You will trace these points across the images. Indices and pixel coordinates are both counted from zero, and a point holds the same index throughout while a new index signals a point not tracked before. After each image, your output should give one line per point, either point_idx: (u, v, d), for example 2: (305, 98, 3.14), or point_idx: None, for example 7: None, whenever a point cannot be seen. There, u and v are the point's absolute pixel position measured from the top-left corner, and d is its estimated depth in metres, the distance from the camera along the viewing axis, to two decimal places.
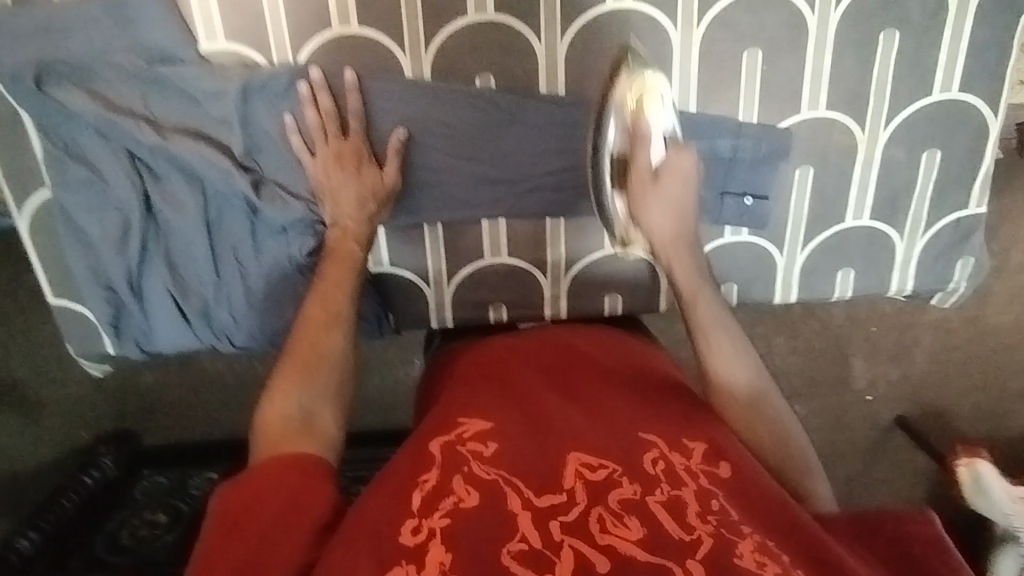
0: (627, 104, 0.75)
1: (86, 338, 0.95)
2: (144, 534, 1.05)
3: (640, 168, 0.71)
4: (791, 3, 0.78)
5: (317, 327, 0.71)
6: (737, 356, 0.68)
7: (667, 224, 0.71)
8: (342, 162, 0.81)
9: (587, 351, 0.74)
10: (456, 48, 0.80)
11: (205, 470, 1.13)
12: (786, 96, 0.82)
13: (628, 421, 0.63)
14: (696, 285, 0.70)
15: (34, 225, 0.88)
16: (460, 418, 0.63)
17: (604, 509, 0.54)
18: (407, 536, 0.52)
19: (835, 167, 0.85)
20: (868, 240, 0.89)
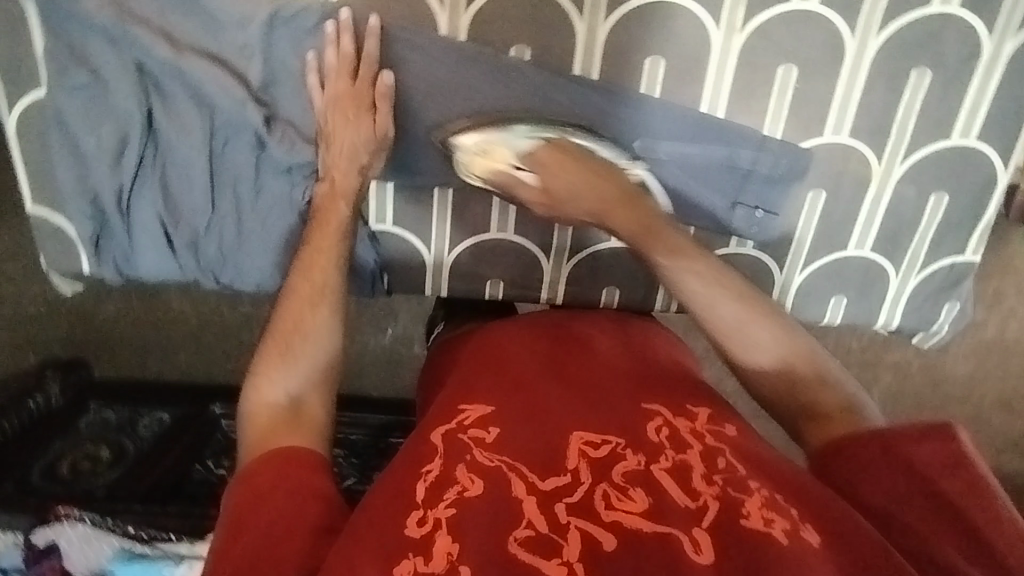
0: (477, 174, 0.82)
1: (61, 253, 0.90)
2: (85, 467, 1.04)
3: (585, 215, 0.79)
4: (833, 25, 0.78)
5: (305, 303, 0.71)
6: (767, 341, 0.69)
7: (592, 202, 0.78)
8: (343, 108, 0.78)
9: (589, 335, 0.74)
10: (495, 14, 0.78)
11: (155, 410, 1.11)
12: (811, 118, 0.82)
13: (629, 396, 0.65)
14: (691, 258, 0.74)
15: (21, 126, 0.83)
16: (461, 406, 0.64)
17: (609, 485, 0.55)
18: (413, 527, 0.52)
19: (846, 194, 0.86)
20: (865, 271, 0.91)
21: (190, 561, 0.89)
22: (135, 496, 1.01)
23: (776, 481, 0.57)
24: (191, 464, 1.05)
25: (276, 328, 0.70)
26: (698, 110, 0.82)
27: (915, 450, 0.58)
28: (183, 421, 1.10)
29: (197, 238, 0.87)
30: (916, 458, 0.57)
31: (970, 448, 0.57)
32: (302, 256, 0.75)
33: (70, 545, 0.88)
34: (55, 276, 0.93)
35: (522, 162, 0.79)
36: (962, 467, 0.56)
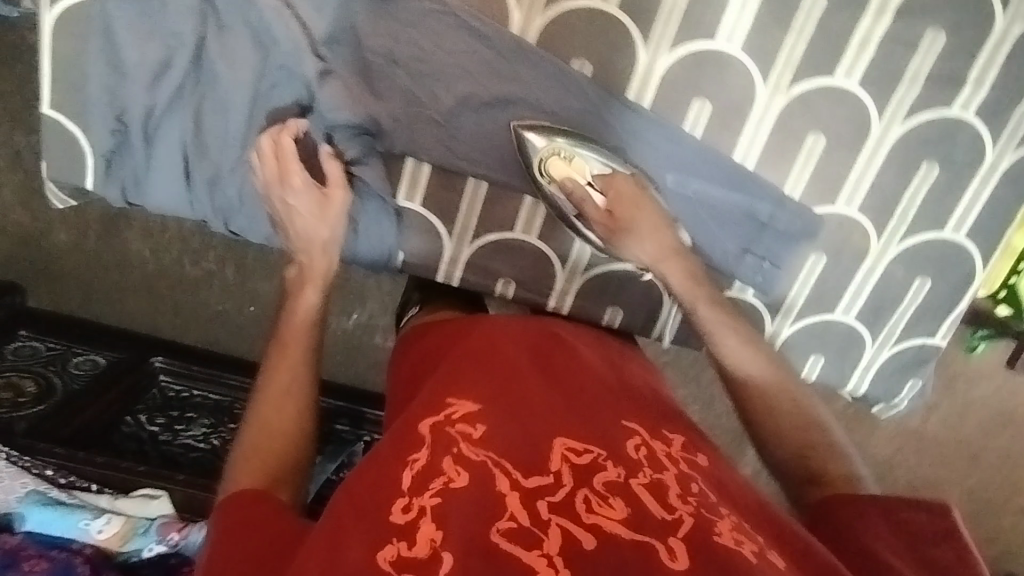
0: (548, 183, 0.85)
1: (66, 164, 0.85)
2: (7, 397, 1.02)
3: (606, 218, 0.81)
4: (865, 106, 0.85)
5: (274, 400, 0.69)
6: (749, 353, 0.73)
7: (647, 243, 0.80)
8: (287, 175, 0.76)
9: (574, 347, 0.76)
10: (566, 25, 0.81)
11: (93, 353, 1.16)
12: (828, 186, 0.89)
13: (613, 416, 0.66)
14: (694, 289, 0.78)
15: (58, 26, 0.78)
16: (449, 398, 0.64)
17: (589, 490, 0.54)
18: (397, 514, 0.52)
19: (844, 263, 0.93)
20: (846, 336, 0.97)
21: (108, 518, 0.89)
22: (57, 436, 0.97)
23: (738, 506, 0.58)
24: (122, 414, 1.05)
25: (251, 425, 0.68)
26: (731, 157, 0.87)
27: (892, 511, 0.60)
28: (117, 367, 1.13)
29: (219, 175, 0.85)
30: (900, 515, 0.60)
31: (961, 520, 0.59)
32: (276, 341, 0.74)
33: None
34: (52, 186, 0.88)
35: (598, 189, 0.82)
36: (946, 538, 0.58)
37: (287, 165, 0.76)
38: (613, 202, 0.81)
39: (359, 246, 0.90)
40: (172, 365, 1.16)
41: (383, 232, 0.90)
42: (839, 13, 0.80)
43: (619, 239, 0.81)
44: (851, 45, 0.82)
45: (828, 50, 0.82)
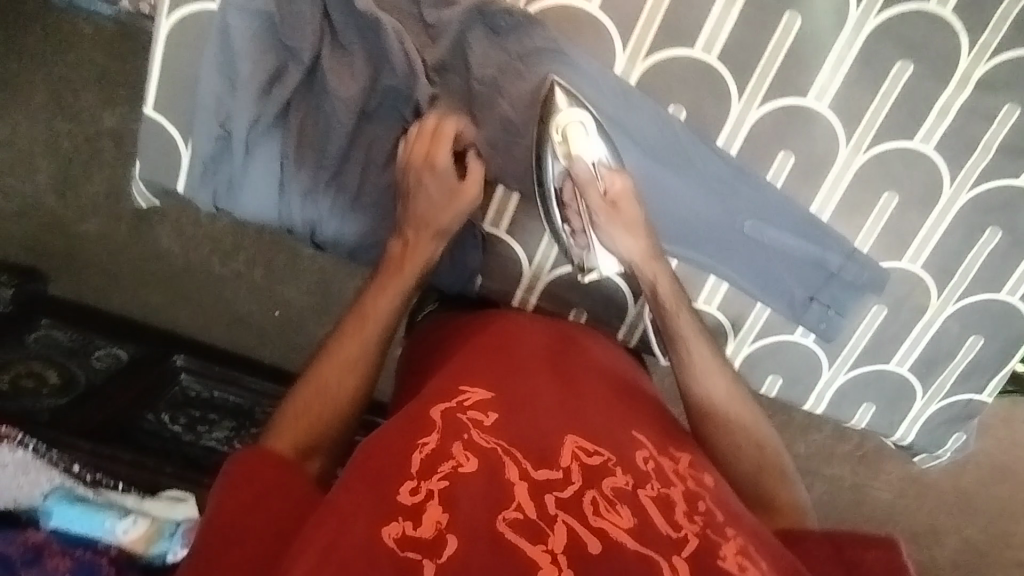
0: (557, 142, 0.81)
1: (162, 164, 0.88)
2: (29, 387, 1.05)
3: (598, 203, 0.81)
4: (939, 171, 0.89)
5: (335, 373, 0.72)
6: (716, 377, 0.81)
7: (631, 242, 0.82)
8: (428, 160, 0.79)
9: (590, 349, 0.84)
10: (667, 71, 0.84)
11: (112, 346, 1.17)
12: (897, 243, 0.92)
13: (618, 424, 0.70)
14: (676, 296, 0.82)
15: (175, 34, 0.81)
16: (462, 386, 0.69)
17: (598, 493, 0.58)
18: (405, 494, 0.56)
19: (904, 317, 0.96)
20: (899, 387, 1.01)
21: (134, 517, 0.88)
22: (80, 431, 1.00)
23: (743, 528, 0.61)
24: (144, 411, 1.09)
25: (304, 385, 0.72)
26: (808, 208, 0.90)
27: (847, 548, 0.65)
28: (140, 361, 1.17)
29: (314, 188, 0.86)
30: (853, 555, 0.65)
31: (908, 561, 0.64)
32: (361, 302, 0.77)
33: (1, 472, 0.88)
34: (141, 186, 0.91)
35: (601, 174, 0.81)
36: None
37: (437, 148, 0.79)
38: (614, 191, 0.81)
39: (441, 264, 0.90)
40: (193, 365, 1.19)
41: (466, 253, 0.91)
42: (924, 81, 0.85)
43: (606, 228, 0.82)
44: (932, 112, 0.86)
45: (909, 115, 0.86)
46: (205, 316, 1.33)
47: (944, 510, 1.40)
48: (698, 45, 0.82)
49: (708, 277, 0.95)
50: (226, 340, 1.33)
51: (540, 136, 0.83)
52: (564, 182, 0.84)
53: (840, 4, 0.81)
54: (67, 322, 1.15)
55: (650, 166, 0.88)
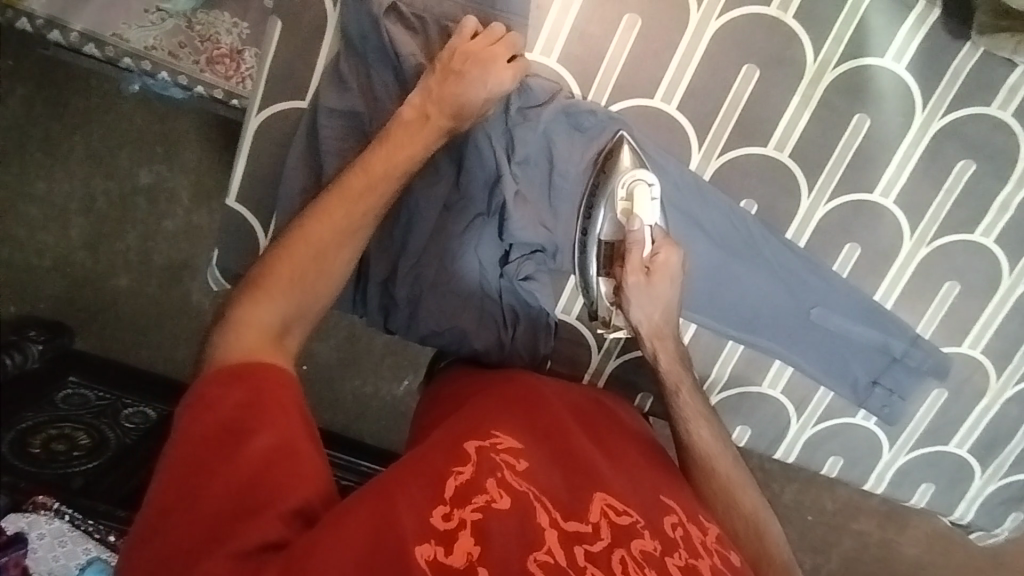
0: (620, 199, 0.83)
1: (240, 249, 0.89)
2: (61, 450, 1.06)
3: (635, 262, 0.80)
4: (1000, 261, 0.91)
5: (329, 239, 0.65)
6: (715, 448, 0.78)
7: (655, 311, 0.80)
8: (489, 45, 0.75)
9: (619, 414, 0.82)
10: (740, 167, 0.87)
11: (140, 405, 1.18)
12: (958, 328, 0.94)
13: (646, 486, 0.69)
14: (680, 376, 0.82)
15: (266, 128, 0.84)
16: (494, 430, 0.66)
17: (627, 554, 0.57)
18: (439, 519, 0.54)
19: (964, 401, 0.98)
20: (959, 468, 1.01)
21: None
22: (111, 498, 1.04)
23: None
24: None
25: (296, 230, 0.65)
26: (873, 296, 0.92)
27: None
28: (168, 420, 1.18)
29: (392, 276, 0.88)
30: None
31: None
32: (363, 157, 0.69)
33: (40, 540, 0.97)
34: (214, 271, 0.92)
35: (651, 239, 0.80)
36: None
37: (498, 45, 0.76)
38: (657, 257, 0.79)
39: (516, 348, 0.90)
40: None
41: (539, 338, 0.91)
42: (985, 178, 0.87)
43: (626, 292, 0.80)
44: (992, 208, 0.89)
45: (971, 210, 0.89)
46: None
47: (965, 568, 1.41)
48: (771, 144, 0.86)
49: (773, 362, 0.97)
50: None
51: (597, 187, 0.85)
52: (614, 240, 0.86)
53: (908, 108, 0.84)
54: (96, 380, 1.18)
55: (722, 260, 0.89)
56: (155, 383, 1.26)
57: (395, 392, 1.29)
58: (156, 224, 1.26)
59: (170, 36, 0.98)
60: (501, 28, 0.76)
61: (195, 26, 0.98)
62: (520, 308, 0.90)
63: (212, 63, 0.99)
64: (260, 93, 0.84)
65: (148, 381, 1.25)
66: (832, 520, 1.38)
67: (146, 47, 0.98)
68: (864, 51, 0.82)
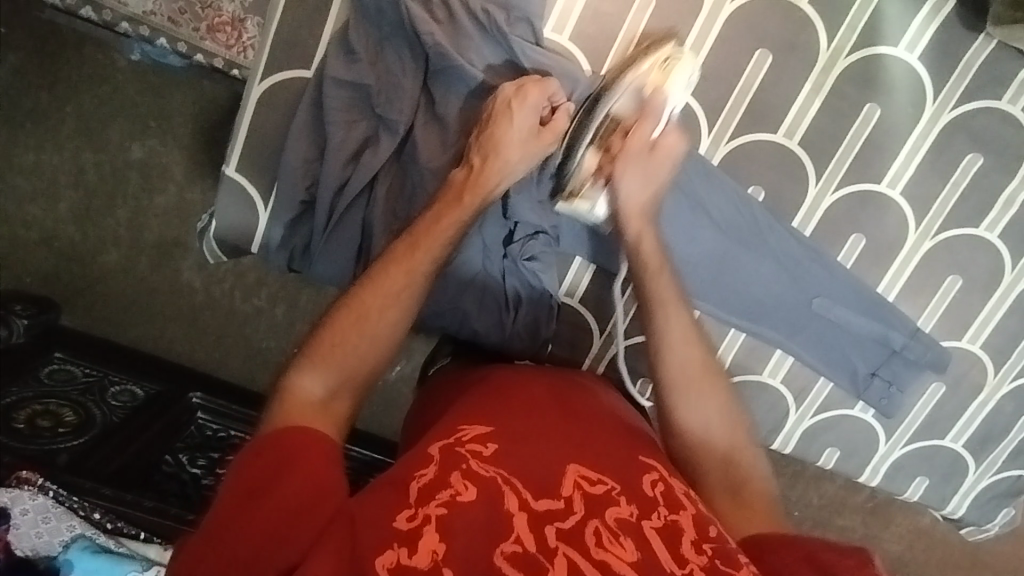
0: (649, 70, 0.78)
1: (237, 220, 0.87)
2: (46, 426, 1.02)
3: (642, 135, 0.76)
4: (1002, 256, 0.91)
5: (378, 300, 0.69)
6: (691, 341, 0.79)
7: (646, 189, 0.77)
8: (523, 94, 0.75)
9: (599, 396, 0.81)
10: (750, 152, 0.86)
11: (127, 383, 1.16)
12: (959, 322, 0.94)
13: (626, 449, 0.71)
14: (659, 263, 0.79)
15: (267, 97, 0.82)
16: (461, 424, 0.68)
17: (601, 524, 0.60)
18: (402, 521, 0.57)
19: (961, 395, 0.98)
20: (953, 462, 1.02)
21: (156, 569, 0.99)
22: (97, 476, 1.00)
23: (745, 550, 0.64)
24: (162, 453, 1.08)
25: (349, 301, 0.69)
26: (876, 288, 0.92)
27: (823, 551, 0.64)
28: (155, 400, 1.15)
29: None
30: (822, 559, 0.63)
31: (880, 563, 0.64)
32: (419, 224, 0.73)
33: (23, 516, 0.96)
34: (210, 242, 0.89)
35: (663, 121, 0.77)
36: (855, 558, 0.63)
37: (528, 86, 0.75)
38: (662, 140, 0.77)
39: (515, 333, 0.90)
40: (210, 403, 1.18)
41: (540, 322, 0.91)
42: (992, 173, 0.87)
43: (623, 163, 0.76)
44: (997, 203, 0.89)
45: (975, 204, 0.89)
46: (224, 350, 1.30)
47: (946, 564, 1.42)
48: (781, 130, 0.85)
49: (774, 351, 0.97)
50: (260, 385, 1.31)
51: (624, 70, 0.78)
52: (623, 114, 0.78)
53: (918, 98, 0.84)
54: (83, 356, 1.14)
55: (726, 245, 0.89)
56: (147, 364, 1.24)
57: (386, 378, 1.24)
58: (147, 202, 1.22)
59: (169, 2, 0.95)
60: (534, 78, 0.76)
61: None
62: (521, 289, 0.89)
63: (212, 31, 0.97)
64: (262, 59, 0.81)
65: (136, 362, 1.22)
66: (819, 517, 1.37)
67: (144, 12, 0.96)
68: (878, 40, 0.82)
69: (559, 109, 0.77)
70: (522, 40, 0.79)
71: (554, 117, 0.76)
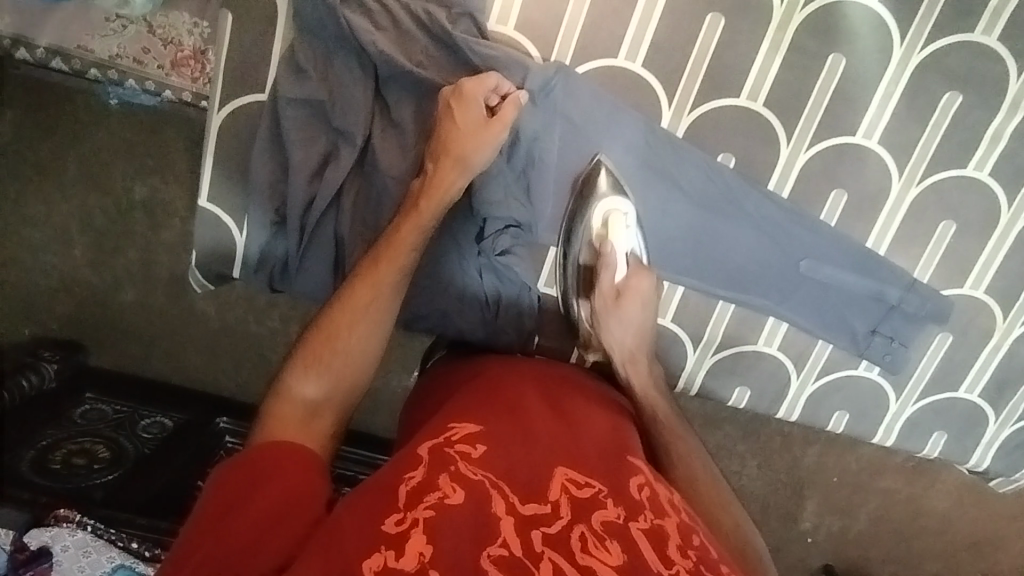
0: (597, 228, 0.86)
1: (216, 247, 0.88)
2: (81, 463, 1.06)
3: (603, 287, 0.84)
4: (996, 196, 0.87)
5: (347, 317, 0.70)
6: (695, 456, 0.77)
7: (628, 335, 0.83)
8: (464, 100, 0.76)
9: (587, 389, 0.81)
10: (714, 120, 0.85)
11: (157, 415, 1.18)
12: (958, 269, 0.91)
13: (615, 453, 0.69)
14: (654, 396, 0.81)
15: (228, 124, 0.83)
16: (453, 423, 0.68)
17: (587, 528, 0.58)
18: (390, 524, 0.55)
19: (970, 344, 0.94)
20: (970, 414, 0.98)
21: None
22: (133, 505, 1.04)
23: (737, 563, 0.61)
24: (193, 479, 1.09)
25: (323, 321, 0.70)
26: (865, 243, 0.90)
27: None
28: (185, 429, 1.17)
29: None
30: None
31: None
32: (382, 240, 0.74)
33: (64, 553, 0.97)
34: (194, 272, 0.91)
35: (622, 265, 0.84)
36: None
37: (468, 87, 0.76)
38: (627, 285, 0.83)
39: (501, 326, 0.89)
40: (236, 426, 1.20)
41: (522, 316, 0.91)
42: (976, 109, 0.84)
43: (602, 319, 0.83)
44: (984, 140, 0.85)
45: (961, 144, 0.85)
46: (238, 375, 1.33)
47: (999, 527, 1.35)
48: (743, 94, 0.83)
49: (767, 319, 0.95)
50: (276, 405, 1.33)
51: (578, 214, 0.86)
52: (589, 264, 0.88)
53: (885, 42, 0.81)
54: (115, 394, 1.19)
55: (701, 216, 0.87)
56: (169, 393, 1.26)
57: (394, 389, 1.25)
58: (153, 238, 1.26)
59: (134, 43, 0.98)
60: (470, 82, 0.76)
61: (156, 31, 0.97)
62: (501, 285, 0.90)
63: (176, 66, 0.99)
64: (219, 87, 0.82)
65: (164, 393, 1.26)
66: (856, 481, 1.33)
67: (110, 57, 0.98)
68: None
69: (507, 97, 0.77)
70: (465, 35, 0.79)
71: (501, 107, 0.77)
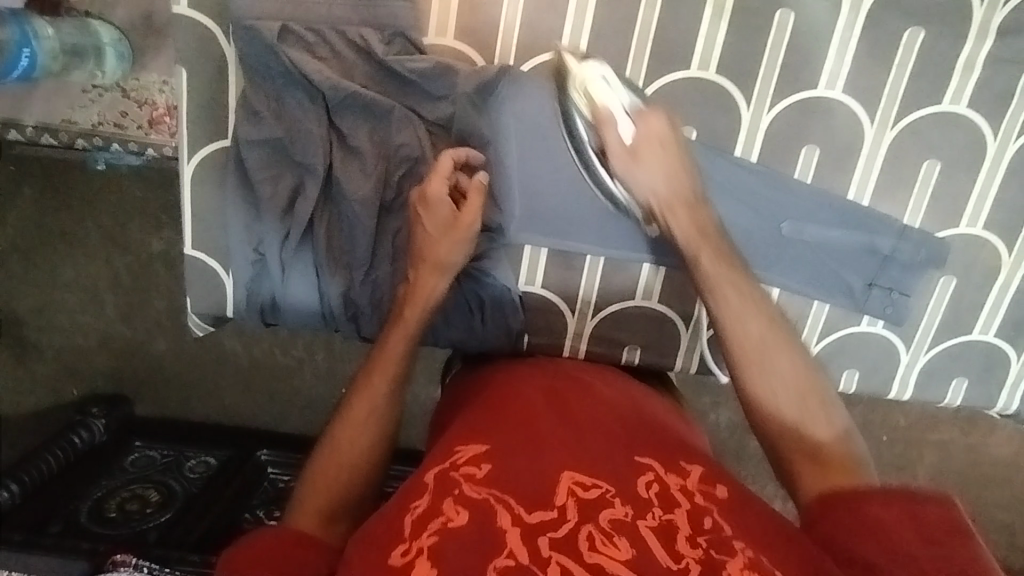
0: (581, 103, 0.79)
1: (208, 289, 0.92)
2: (135, 509, 1.10)
3: (615, 147, 0.75)
4: (979, 128, 0.84)
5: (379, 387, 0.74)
6: (743, 313, 0.70)
7: (658, 186, 0.75)
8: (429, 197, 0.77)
9: (595, 386, 0.79)
10: (668, 96, 0.83)
11: (202, 454, 1.22)
12: (949, 209, 0.87)
13: (622, 446, 0.67)
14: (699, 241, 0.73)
15: (200, 172, 0.87)
16: (458, 446, 0.67)
17: (594, 527, 0.57)
18: (397, 556, 0.56)
19: (976, 284, 0.90)
20: (989, 355, 0.94)
21: None
22: (187, 541, 1.04)
23: (763, 535, 0.58)
24: (241, 512, 1.13)
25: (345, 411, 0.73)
26: (845, 196, 0.87)
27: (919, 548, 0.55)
28: (229, 464, 1.20)
29: (348, 287, 0.87)
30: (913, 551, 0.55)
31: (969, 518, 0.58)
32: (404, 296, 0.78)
33: None
34: (192, 316, 0.95)
35: (629, 119, 0.76)
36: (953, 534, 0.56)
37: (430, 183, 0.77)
38: (638, 137, 0.75)
39: (488, 330, 0.90)
40: (277, 457, 1.24)
41: (507, 317, 0.91)
42: (941, 41, 0.81)
43: (625, 170, 0.75)
44: (956, 71, 0.82)
45: (932, 79, 0.82)
46: (264, 407, 1.37)
47: None
48: (693, 65, 0.82)
49: None
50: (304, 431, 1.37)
51: (563, 90, 0.80)
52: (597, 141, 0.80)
53: None
54: (159, 440, 1.24)
55: None
56: (213, 432, 1.30)
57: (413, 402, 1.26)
58: (171, 286, 1.31)
59: (112, 109, 1.03)
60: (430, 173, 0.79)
61: (129, 93, 1.02)
62: (480, 287, 0.90)
63: (154, 124, 1.04)
64: (186, 139, 0.86)
65: (208, 432, 1.30)
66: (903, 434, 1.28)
67: (93, 125, 1.04)
68: None
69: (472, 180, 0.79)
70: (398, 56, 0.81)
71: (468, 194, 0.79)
